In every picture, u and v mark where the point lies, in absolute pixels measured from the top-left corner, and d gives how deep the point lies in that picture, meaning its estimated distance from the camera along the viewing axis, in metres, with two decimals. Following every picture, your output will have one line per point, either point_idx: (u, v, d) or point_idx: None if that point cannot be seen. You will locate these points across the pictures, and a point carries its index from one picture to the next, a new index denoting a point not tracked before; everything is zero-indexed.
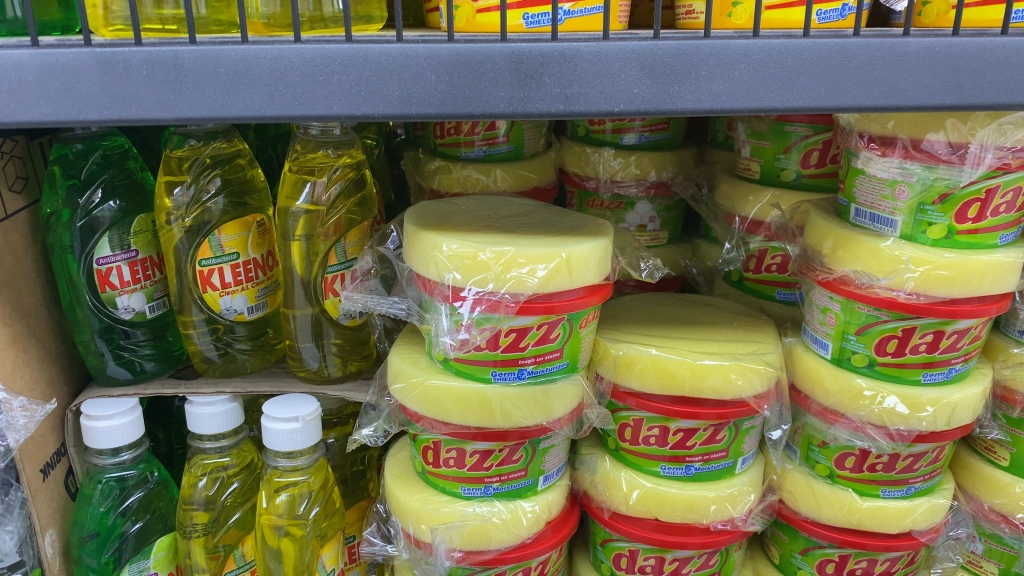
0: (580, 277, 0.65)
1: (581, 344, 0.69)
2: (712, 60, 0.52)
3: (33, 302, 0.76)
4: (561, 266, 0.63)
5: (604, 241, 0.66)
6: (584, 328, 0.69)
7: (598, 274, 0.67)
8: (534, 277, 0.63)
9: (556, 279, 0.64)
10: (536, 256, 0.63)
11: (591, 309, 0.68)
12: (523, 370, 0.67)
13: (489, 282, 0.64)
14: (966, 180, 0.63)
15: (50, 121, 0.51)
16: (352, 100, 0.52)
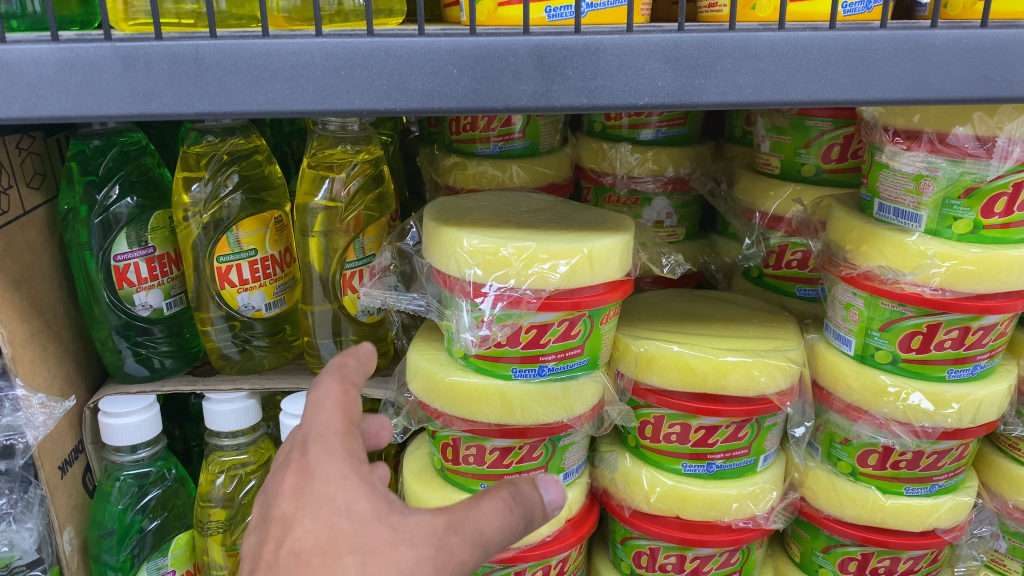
0: (602, 273, 0.64)
1: (602, 340, 0.69)
2: (738, 52, 0.52)
3: (50, 299, 0.76)
4: (583, 261, 0.63)
5: (626, 238, 0.66)
6: (606, 324, 0.68)
7: (620, 270, 0.66)
8: (555, 273, 0.62)
9: (577, 275, 0.63)
10: (558, 252, 0.62)
11: (613, 305, 0.68)
12: (544, 366, 0.67)
13: (510, 278, 0.63)
14: (993, 174, 0.62)
15: (70, 116, 0.50)
16: (374, 94, 0.52)
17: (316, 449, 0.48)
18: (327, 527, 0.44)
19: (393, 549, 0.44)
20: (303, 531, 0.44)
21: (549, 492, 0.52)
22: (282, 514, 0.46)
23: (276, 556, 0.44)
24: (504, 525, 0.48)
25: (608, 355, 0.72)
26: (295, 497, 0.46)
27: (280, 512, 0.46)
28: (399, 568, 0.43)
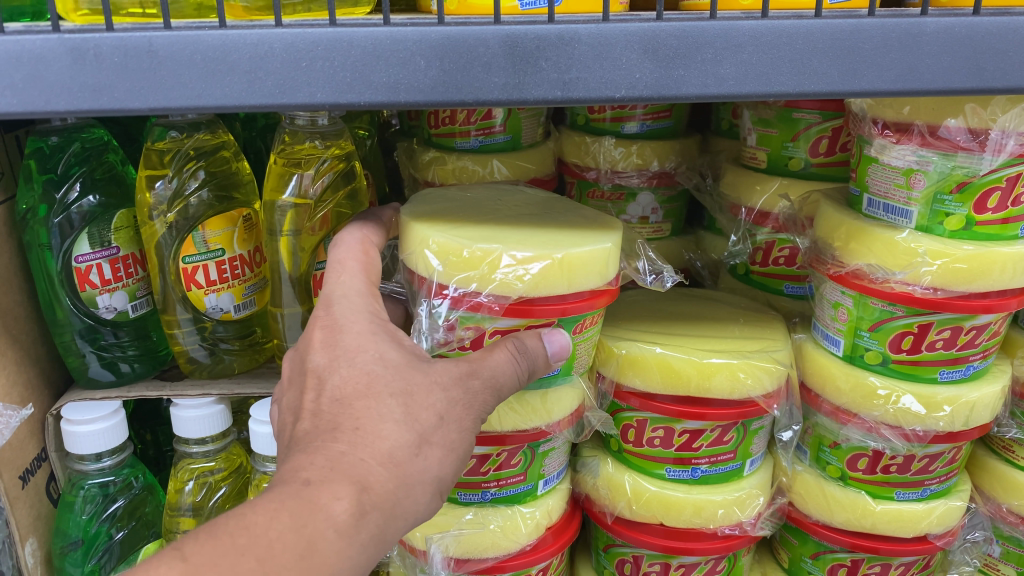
0: (578, 280, 0.60)
1: (577, 353, 0.64)
2: (719, 42, 0.49)
3: (9, 302, 0.73)
4: (553, 268, 0.58)
5: (609, 245, 0.61)
6: (586, 332, 0.64)
7: (603, 278, 0.62)
8: (522, 280, 0.58)
9: (548, 283, 0.59)
10: (525, 257, 0.58)
11: (587, 316, 0.63)
12: None
13: (472, 281, 0.60)
14: (986, 168, 0.59)
15: (17, 113, 0.48)
16: (336, 87, 0.49)
17: (350, 307, 0.56)
18: (365, 373, 0.52)
19: (429, 392, 0.53)
20: (342, 378, 0.52)
21: (552, 344, 0.59)
22: (317, 366, 0.54)
23: (319, 403, 0.52)
24: (514, 374, 0.56)
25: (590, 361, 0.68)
26: (327, 351, 0.54)
27: (315, 363, 0.54)
28: (436, 411, 0.52)
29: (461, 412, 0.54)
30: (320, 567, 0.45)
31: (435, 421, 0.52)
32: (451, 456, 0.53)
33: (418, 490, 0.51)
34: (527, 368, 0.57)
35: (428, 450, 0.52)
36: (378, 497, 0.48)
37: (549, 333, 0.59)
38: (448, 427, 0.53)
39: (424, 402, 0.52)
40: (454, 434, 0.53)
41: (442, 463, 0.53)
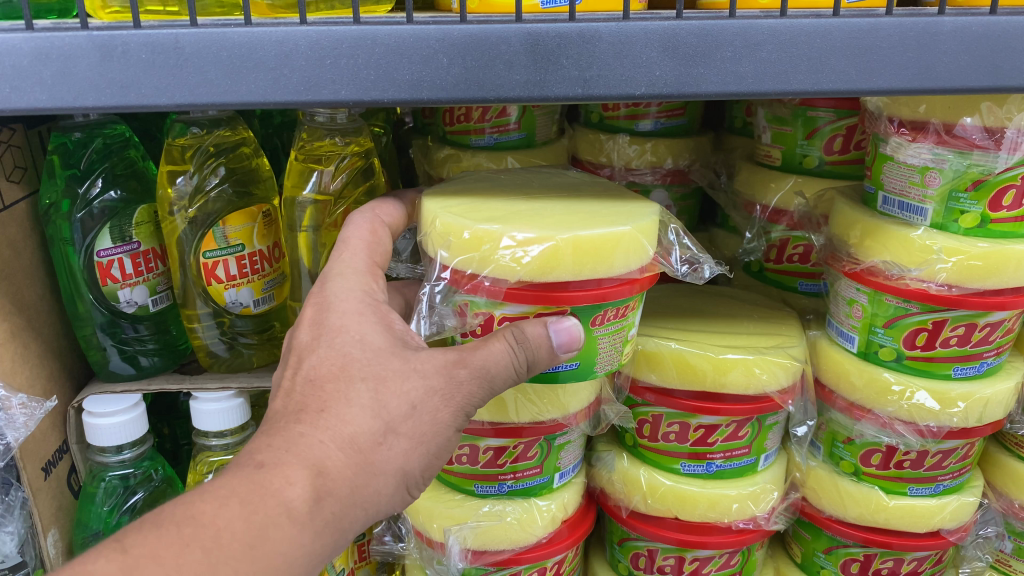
0: (588, 267, 0.54)
1: (597, 346, 0.58)
2: (738, 40, 0.49)
3: (33, 296, 0.74)
4: (557, 253, 0.53)
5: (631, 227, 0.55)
6: (612, 326, 0.58)
7: (627, 265, 0.56)
8: (526, 265, 0.53)
9: (555, 268, 0.53)
10: (526, 238, 0.53)
11: (610, 307, 0.57)
12: None
13: (473, 263, 0.55)
14: (1001, 166, 0.60)
15: (46, 108, 0.48)
16: (360, 84, 0.49)
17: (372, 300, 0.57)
18: (341, 357, 0.53)
19: (404, 379, 0.53)
20: (320, 358, 0.54)
21: (556, 334, 0.54)
22: (301, 343, 0.55)
23: (294, 381, 0.54)
24: (509, 365, 0.54)
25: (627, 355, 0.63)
26: (313, 329, 0.56)
27: (300, 340, 0.56)
28: (408, 399, 0.52)
29: (438, 403, 0.53)
30: (271, 557, 0.46)
31: (405, 410, 0.52)
32: (420, 447, 0.53)
33: (379, 481, 0.52)
34: (525, 362, 0.54)
35: (394, 440, 0.52)
36: (334, 483, 0.49)
37: (556, 323, 0.54)
38: (420, 417, 0.53)
39: (400, 389, 0.52)
40: (427, 429, 0.53)
41: (408, 455, 0.53)
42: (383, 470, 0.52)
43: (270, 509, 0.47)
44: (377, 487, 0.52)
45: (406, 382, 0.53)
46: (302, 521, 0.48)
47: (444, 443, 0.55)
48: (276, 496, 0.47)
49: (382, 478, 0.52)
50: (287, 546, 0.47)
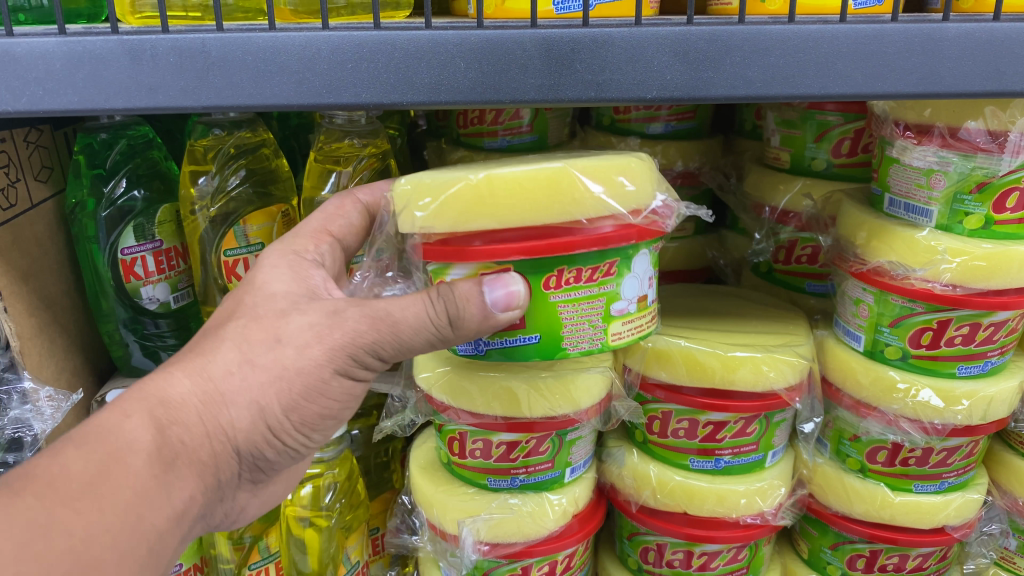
0: (510, 213, 0.51)
1: (558, 313, 0.54)
2: (747, 46, 0.51)
3: (58, 293, 0.76)
4: (470, 197, 0.51)
5: (563, 167, 0.52)
6: (579, 292, 0.54)
7: (569, 213, 0.52)
8: (440, 211, 0.52)
9: (475, 216, 0.51)
10: (437, 186, 0.52)
11: (568, 267, 0.53)
12: (479, 340, 0.57)
13: (404, 218, 0.54)
14: (1005, 169, 0.61)
15: (77, 109, 0.50)
16: (380, 88, 0.50)
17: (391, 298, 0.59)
18: (234, 305, 0.56)
19: (284, 317, 0.54)
20: (221, 311, 0.57)
21: (484, 288, 0.52)
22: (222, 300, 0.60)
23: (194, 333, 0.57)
24: (423, 315, 0.53)
25: (627, 334, 0.57)
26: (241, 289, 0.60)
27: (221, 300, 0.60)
28: (275, 336, 0.54)
29: (311, 339, 0.54)
30: (120, 491, 0.47)
31: (269, 345, 0.53)
32: (281, 383, 0.53)
33: (232, 412, 0.53)
34: (444, 314, 0.53)
35: (250, 371, 0.53)
36: (176, 413, 0.51)
37: (490, 279, 0.52)
38: (285, 351, 0.53)
39: (270, 326, 0.54)
40: (293, 367, 0.53)
41: (266, 387, 0.53)
42: (234, 400, 0.52)
43: (109, 446, 0.48)
44: (231, 419, 0.53)
45: (284, 320, 0.54)
46: (144, 454, 0.49)
47: (317, 384, 0.54)
48: (117, 433, 0.48)
49: (235, 408, 0.53)
50: (134, 479, 0.48)
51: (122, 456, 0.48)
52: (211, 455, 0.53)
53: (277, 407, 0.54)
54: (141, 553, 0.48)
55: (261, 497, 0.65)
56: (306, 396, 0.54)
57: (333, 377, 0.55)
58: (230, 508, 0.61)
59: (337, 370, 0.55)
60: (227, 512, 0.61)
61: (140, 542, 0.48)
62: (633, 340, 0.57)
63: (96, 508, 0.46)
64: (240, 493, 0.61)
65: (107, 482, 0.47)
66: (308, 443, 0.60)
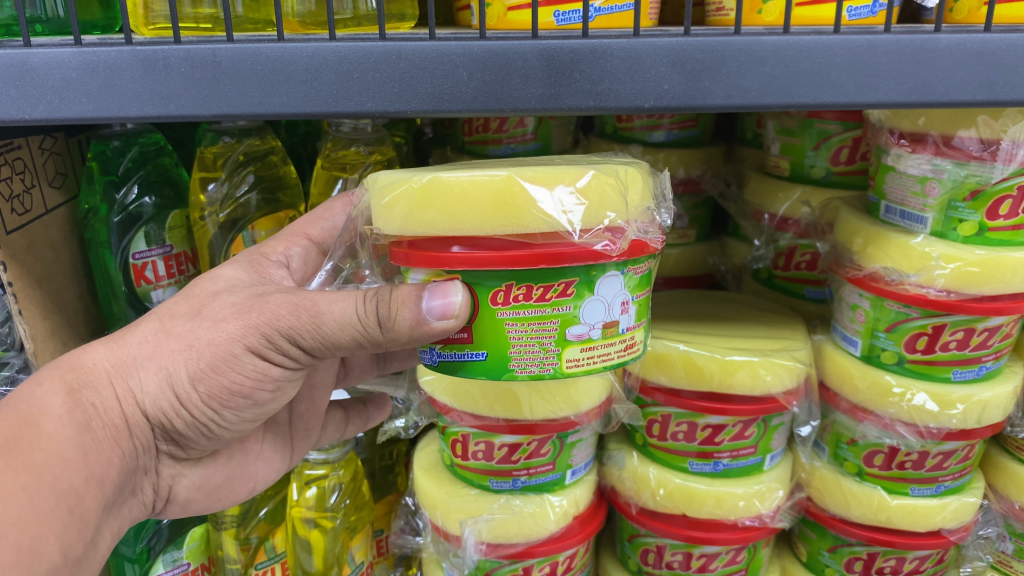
0: (452, 223, 0.49)
1: (506, 332, 0.51)
2: (743, 56, 0.51)
3: (71, 296, 0.78)
4: (414, 198, 0.49)
5: (509, 174, 0.49)
6: (529, 311, 0.51)
7: (512, 227, 0.49)
8: (391, 211, 0.51)
9: (420, 220, 0.50)
10: (391, 183, 0.51)
11: (516, 284, 0.50)
12: (433, 350, 0.54)
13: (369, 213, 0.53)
14: (997, 177, 0.62)
15: (92, 117, 0.51)
16: (385, 96, 0.51)
17: None
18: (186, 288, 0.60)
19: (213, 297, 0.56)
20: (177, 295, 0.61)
21: (430, 301, 0.50)
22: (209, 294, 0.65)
23: None
24: (355, 318, 0.51)
25: (586, 363, 0.52)
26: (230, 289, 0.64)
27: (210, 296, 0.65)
28: (194, 310, 0.56)
29: (230, 314, 0.54)
30: (32, 451, 0.51)
31: (188, 318, 0.55)
32: (191, 352, 0.54)
33: (144, 378, 0.55)
34: (374, 314, 0.50)
35: (166, 339, 0.55)
36: (87, 375, 0.55)
37: (435, 289, 0.50)
38: (201, 322, 0.54)
39: (197, 303, 0.56)
40: (203, 338, 0.54)
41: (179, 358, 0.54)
42: (144, 365, 0.55)
43: (20, 413, 0.52)
44: (140, 384, 0.55)
45: (213, 300, 0.56)
46: (56, 419, 0.53)
47: (227, 357, 0.54)
48: (28, 400, 0.53)
49: (144, 372, 0.55)
50: (48, 442, 0.52)
51: (35, 421, 0.52)
52: (123, 420, 0.56)
53: (185, 377, 0.55)
54: (62, 512, 0.52)
55: (194, 474, 0.66)
56: (215, 368, 0.54)
57: (245, 354, 0.54)
58: (157, 483, 0.63)
59: (250, 347, 0.53)
60: (155, 489, 0.64)
61: (60, 501, 0.52)
62: (597, 369, 0.52)
63: (9, 469, 0.50)
64: (162, 466, 0.63)
65: (20, 445, 0.51)
66: (223, 423, 0.60)
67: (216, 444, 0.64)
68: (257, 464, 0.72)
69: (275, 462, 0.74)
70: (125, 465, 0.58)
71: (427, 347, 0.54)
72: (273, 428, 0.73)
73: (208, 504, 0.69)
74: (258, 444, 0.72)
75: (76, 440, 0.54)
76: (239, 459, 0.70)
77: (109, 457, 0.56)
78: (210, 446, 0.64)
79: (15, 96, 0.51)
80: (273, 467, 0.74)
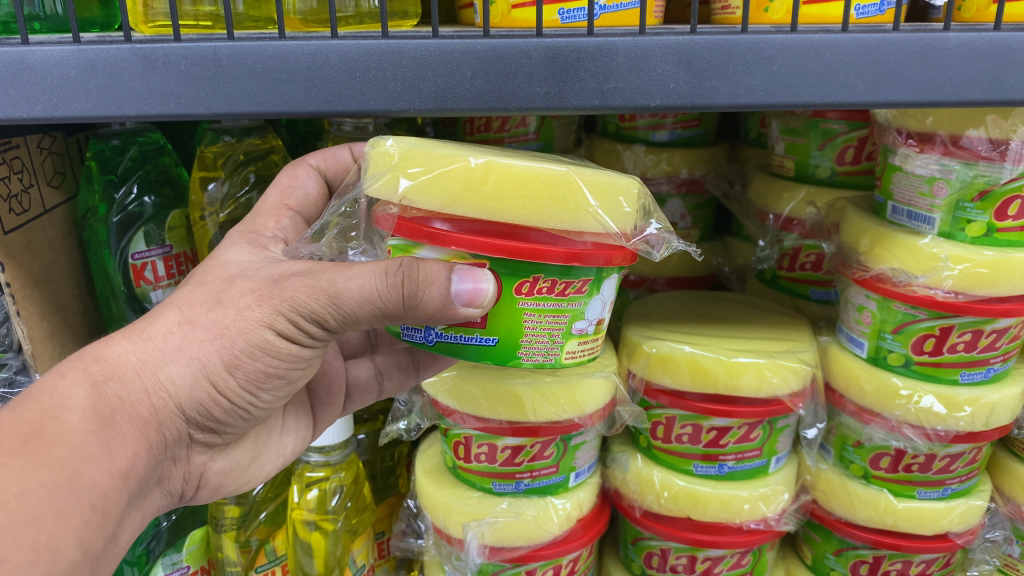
0: (501, 209, 0.49)
1: (522, 322, 0.52)
2: (750, 54, 0.50)
3: (69, 297, 0.77)
4: (464, 177, 0.50)
5: (566, 172, 0.50)
6: (548, 304, 0.51)
7: (561, 221, 0.50)
8: (430, 186, 0.50)
9: (464, 201, 0.50)
10: (434, 158, 0.51)
11: (543, 276, 0.51)
12: (429, 331, 0.53)
13: (383, 180, 0.53)
14: (1007, 177, 0.62)
15: (92, 116, 0.50)
16: (388, 95, 0.51)
17: None
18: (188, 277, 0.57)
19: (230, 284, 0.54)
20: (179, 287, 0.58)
21: (461, 282, 0.49)
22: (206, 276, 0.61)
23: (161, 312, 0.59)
24: (379, 289, 0.49)
25: (580, 355, 0.54)
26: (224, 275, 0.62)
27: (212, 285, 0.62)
28: (212, 300, 0.54)
29: (251, 300, 0.53)
30: (54, 446, 0.48)
31: (208, 307, 0.53)
32: (224, 339, 0.53)
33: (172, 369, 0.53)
34: (401, 284, 0.49)
35: (190, 329, 0.53)
36: (113, 367, 0.52)
37: (466, 271, 0.49)
38: (224, 311, 0.53)
39: (215, 289, 0.54)
40: (234, 325, 0.53)
41: (207, 346, 0.53)
42: (172, 358, 0.53)
43: (42, 406, 0.49)
44: (171, 376, 0.53)
45: (230, 285, 0.54)
46: (79, 411, 0.50)
47: (260, 343, 0.53)
48: (51, 393, 0.50)
49: (174, 366, 0.53)
50: (70, 435, 0.49)
51: (56, 414, 0.50)
52: (152, 411, 0.54)
53: (219, 364, 0.54)
54: (83, 508, 0.49)
55: (223, 459, 0.64)
56: (250, 354, 0.54)
57: (278, 339, 0.53)
58: (187, 471, 0.61)
59: (281, 332, 0.53)
60: (186, 476, 0.62)
61: (81, 497, 0.49)
62: (584, 361, 0.55)
63: (30, 463, 0.47)
64: (194, 453, 0.61)
65: (42, 438, 0.48)
66: (262, 403, 0.60)
67: (249, 426, 0.62)
68: (285, 439, 0.71)
69: (302, 432, 0.72)
70: (152, 457, 0.55)
71: (423, 326, 0.53)
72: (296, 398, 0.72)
73: (238, 485, 0.67)
74: (281, 419, 0.70)
75: (99, 434, 0.51)
76: (264, 437, 0.68)
77: (133, 449, 0.53)
78: (247, 427, 0.62)
79: (12, 94, 0.50)
80: (300, 438, 0.72)
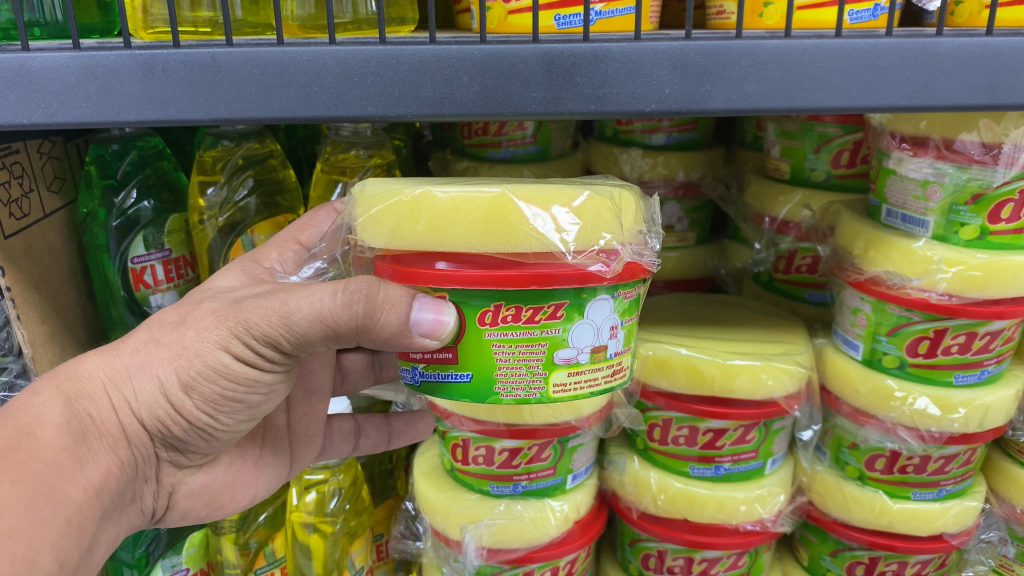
0: (440, 240, 0.49)
1: (492, 354, 0.51)
2: (745, 60, 0.51)
3: (68, 301, 0.77)
4: (400, 212, 0.50)
5: (502, 192, 0.48)
6: (517, 333, 0.50)
7: (506, 245, 0.49)
8: (376, 223, 0.51)
9: (407, 235, 0.50)
10: (379, 194, 0.51)
11: (506, 304, 0.50)
12: (416, 369, 0.54)
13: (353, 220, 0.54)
14: (999, 180, 0.62)
15: (91, 122, 0.51)
16: (386, 100, 0.51)
17: None
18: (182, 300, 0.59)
19: (199, 303, 0.55)
20: None
21: (423, 310, 0.49)
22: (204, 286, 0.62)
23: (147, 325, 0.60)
24: (332, 310, 0.49)
25: (572, 387, 0.52)
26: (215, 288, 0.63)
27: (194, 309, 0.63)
28: (175, 322, 0.55)
29: (208, 321, 0.53)
30: (29, 462, 0.51)
31: (172, 328, 0.54)
32: (180, 360, 0.53)
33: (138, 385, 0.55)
34: (359, 306, 0.49)
35: (155, 348, 0.54)
36: (83, 385, 0.55)
37: (431, 303, 0.50)
38: (185, 330, 0.54)
39: (183, 310, 0.55)
40: (191, 346, 0.53)
41: (166, 366, 0.54)
42: (136, 375, 0.55)
43: (18, 422, 0.52)
44: (135, 393, 0.55)
45: (196, 306, 0.55)
46: (53, 428, 0.53)
47: (216, 365, 0.53)
48: (26, 409, 0.53)
49: (138, 382, 0.55)
50: (45, 452, 0.52)
51: (31, 430, 0.52)
52: (121, 430, 0.56)
53: (177, 384, 0.54)
54: (58, 521, 0.52)
55: (194, 480, 0.66)
56: (205, 376, 0.53)
57: (234, 362, 0.53)
58: (157, 490, 0.63)
59: (238, 356, 0.53)
60: (156, 496, 0.64)
61: (56, 511, 0.52)
62: (583, 395, 0.52)
63: (7, 478, 0.50)
64: (163, 474, 0.63)
65: (18, 453, 0.51)
66: (219, 425, 0.59)
67: (215, 447, 0.64)
68: (259, 471, 0.72)
69: (276, 467, 0.73)
70: (124, 474, 0.58)
71: (410, 365, 0.54)
72: (272, 433, 0.73)
73: (211, 511, 0.69)
74: (257, 450, 0.72)
75: (72, 450, 0.54)
76: (238, 464, 0.70)
77: (106, 465, 0.56)
78: (210, 448, 0.64)
79: (13, 101, 0.50)
80: (275, 472, 0.73)
